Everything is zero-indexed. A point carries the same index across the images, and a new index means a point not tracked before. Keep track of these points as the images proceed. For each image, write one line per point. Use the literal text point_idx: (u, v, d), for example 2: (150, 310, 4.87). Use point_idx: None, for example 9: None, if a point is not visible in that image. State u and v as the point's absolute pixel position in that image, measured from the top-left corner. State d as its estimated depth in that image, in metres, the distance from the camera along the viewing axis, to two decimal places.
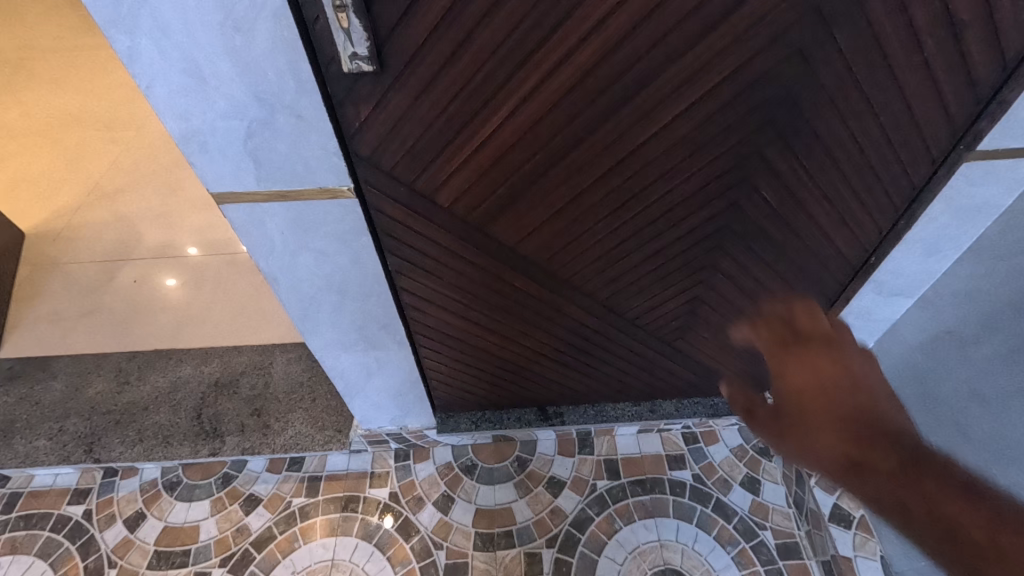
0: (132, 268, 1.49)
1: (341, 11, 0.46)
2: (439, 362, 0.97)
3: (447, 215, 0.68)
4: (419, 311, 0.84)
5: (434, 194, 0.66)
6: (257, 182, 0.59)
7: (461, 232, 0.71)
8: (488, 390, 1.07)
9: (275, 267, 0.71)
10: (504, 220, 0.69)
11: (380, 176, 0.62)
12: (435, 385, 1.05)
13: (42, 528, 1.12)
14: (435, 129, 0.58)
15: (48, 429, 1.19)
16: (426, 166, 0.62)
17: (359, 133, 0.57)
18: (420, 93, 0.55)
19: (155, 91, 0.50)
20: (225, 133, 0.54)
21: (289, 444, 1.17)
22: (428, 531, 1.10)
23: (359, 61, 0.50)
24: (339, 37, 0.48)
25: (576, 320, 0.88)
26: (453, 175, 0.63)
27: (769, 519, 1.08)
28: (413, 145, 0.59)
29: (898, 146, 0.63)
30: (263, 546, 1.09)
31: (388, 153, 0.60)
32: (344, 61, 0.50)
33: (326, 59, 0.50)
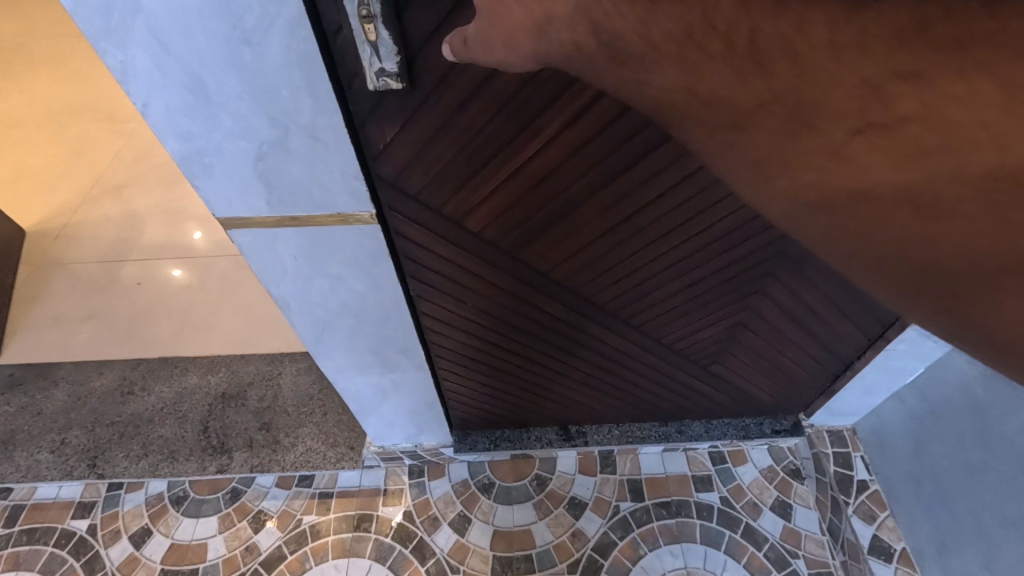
0: (134, 268, 1.44)
1: (369, 22, 0.40)
2: (459, 383, 0.93)
3: (474, 240, 0.63)
4: (440, 334, 0.79)
5: (463, 218, 0.60)
6: (268, 207, 0.53)
7: (489, 258, 0.65)
8: (509, 409, 1.02)
9: (287, 292, 0.65)
10: (537, 247, 0.64)
11: (405, 200, 0.57)
12: (454, 405, 1.00)
13: (46, 543, 1.08)
14: (467, 150, 0.52)
15: (51, 441, 1.15)
16: (455, 190, 0.56)
17: (382, 154, 0.52)
18: (451, 115, 0.49)
19: (153, 109, 0.43)
20: (232, 155, 0.48)
21: (300, 461, 1.13)
22: (444, 553, 1.06)
23: (386, 78, 0.44)
24: (366, 50, 0.42)
25: (607, 345, 0.82)
26: (485, 201, 0.57)
27: (802, 547, 1.03)
28: (443, 167, 0.54)
29: None
30: (273, 566, 1.05)
31: (414, 176, 0.55)
32: (369, 78, 0.44)
33: (349, 75, 0.44)
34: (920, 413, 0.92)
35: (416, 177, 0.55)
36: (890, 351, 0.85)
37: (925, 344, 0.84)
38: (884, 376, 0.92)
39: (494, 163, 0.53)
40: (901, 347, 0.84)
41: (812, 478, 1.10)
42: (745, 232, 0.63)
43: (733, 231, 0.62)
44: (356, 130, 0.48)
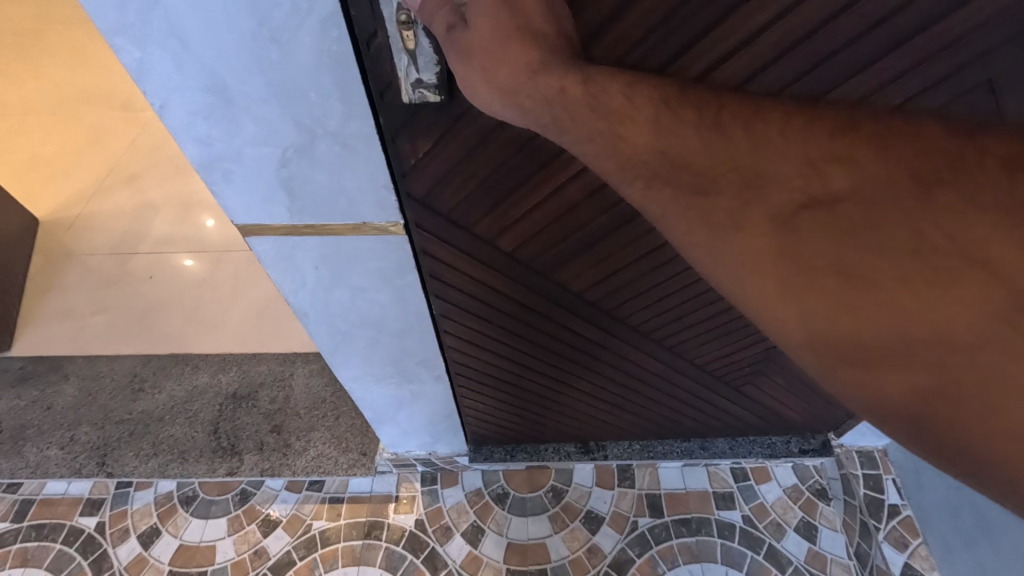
0: (147, 262, 1.42)
1: (408, 28, 0.37)
2: (478, 400, 0.89)
3: (504, 259, 0.59)
4: (462, 351, 0.76)
5: (494, 236, 0.57)
6: (289, 215, 0.50)
7: (519, 276, 0.62)
8: (528, 425, 0.99)
9: (305, 301, 0.62)
10: (571, 268, 0.60)
11: (434, 218, 0.54)
12: (471, 420, 0.97)
13: (54, 540, 1.06)
14: (505, 168, 0.48)
15: (60, 437, 1.14)
16: (485, 209, 0.53)
17: (414, 171, 0.48)
18: (489, 132, 0.45)
19: (170, 110, 0.40)
20: (254, 160, 0.44)
21: (311, 466, 1.11)
22: (456, 564, 1.03)
23: (423, 89, 0.41)
24: (402, 59, 0.38)
25: (636, 365, 0.78)
26: (518, 221, 0.54)
27: (827, 572, 0.99)
28: (476, 185, 0.50)
29: None
30: (282, 571, 1.03)
31: (445, 194, 0.51)
32: (406, 89, 0.40)
33: (382, 86, 0.41)
34: None
35: (446, 193, 0.51)
36: None
37: None
38: None
39: (530, 183, 0.50)
40: None
41: (839, 500, 1.06)
42: None
43: None
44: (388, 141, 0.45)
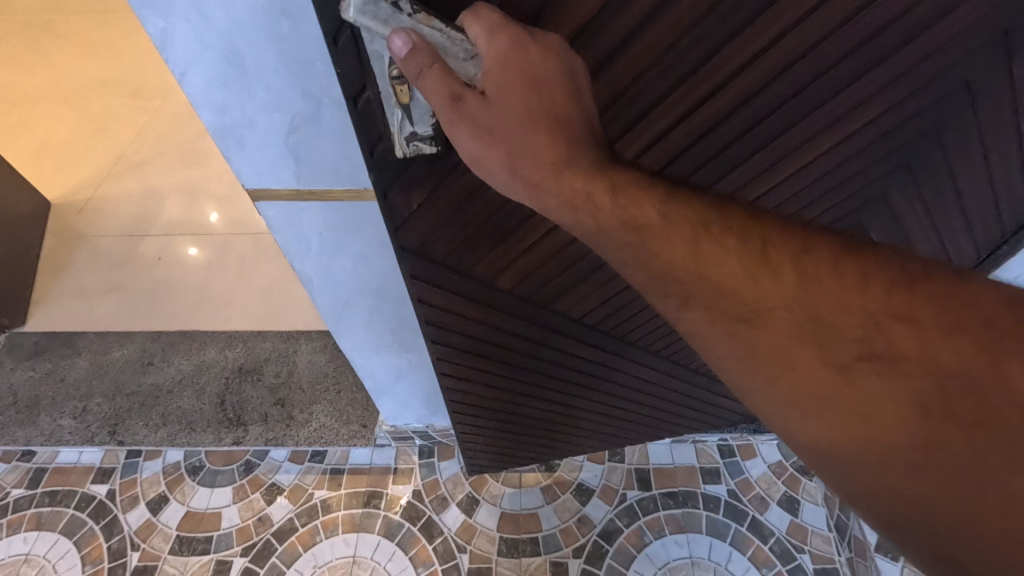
0: (155, 245, 1.46)
1: (402, 84, 0.36)
2: (476, 423, 0.91)
3: (502, 296, 0.62)
4: (461, 378, 0.78)
5: (493, 277, 0.59)
6: (296, 180, 0.54)
7: (517, 309, 0.64)
8: (525, 445, 1.01)
9: (310, 267, 0.66)
10: (569, 298, 0.63)
11: (431, 263, 0.56)
12: (468, 442, 0.98)
13: (68, 505, 1.12)
14: (500, 215, 0.50)
15: (73, 407, 1.18)
16: (485, 252, 0.55)
17: (410, 220, 0.50)
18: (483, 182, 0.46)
19: (190, 79, 0.44)
20: (264, 127, 0.48)
21: (314, 436, 1.15)
22: (451, 532, 1.08)
23: (417, 142, 0.40)
24: (396, 114, 0.38)
25: (632, 374, 0.82)
26: (519, 258, 0.56)
27: (808, 543, 1.04)
28: (473, 232, 0.52)
29: None
30: (286, 537, 1.08)
31: (442, 241, 0.53)
32: (399, 141, 0.40)
33: (378, 138, 0.41)
34: None
35: (445, 241, 0.53)
36: None
37: None
38: None
39: (525, 228, 0.51)
40: None
41: None
42: None
43: None
44: None
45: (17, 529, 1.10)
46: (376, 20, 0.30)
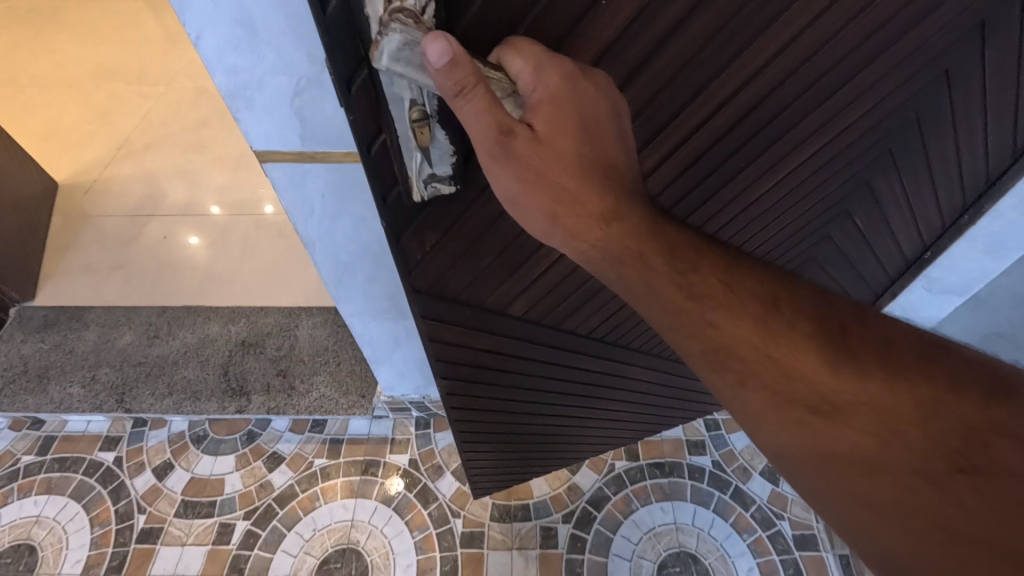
0: (160, 225, 1.50)
1: (423, 125, 0.36)
2: (484, 447, 0.87)
3: (516, 323, 0.62)
4: (471, 409, 0.75)
5: (506, 306, 0.60)
6: (301, 142, 0.58)
7: (531, 335, 0.64)
8: (531, 461, 0.98)
9: (313, 230, 0.70)
10: (578, 315, 0.65)
11: (446, 302, 0.56)
12: (474, 466, 0.94)
13: (76, 471, 1.17)
14: (511, 247, 0.52)
15: (81, 377, 1.22)
16: (499, 283, 0.56)
17: (423, 261, 0.50)
18: (497, 216, 0.48)
19: (204, 42, 0.48)
20: (272, 89, 0.52)
21: (314, 405, 1.18)
22: (446, 499, 1.12)
23: (436, 183, 0.40)
24: (416, 157, 0.38)
25: (637, 378, 0.83)
26: (530, 287, 0.58)
27: (788, 510, 1.08)
28: (485, 266, 0.53)
29: (969, 165, 0.60)
30: (286, 502, 1.12)
31: (456, 277, 0.54)
32: (417, 184, 0.40)
33: (394, 182, 0.41)
34: None
35: (459, 277, 0.54)
36: None
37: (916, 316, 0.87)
38: None
39: (535, 257, 0.54)
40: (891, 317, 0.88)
41: None
42: (780, 246, 0.70)
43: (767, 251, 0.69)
44: None
45: (27, 493, 1.14)
46: (410, 65, 0.30)
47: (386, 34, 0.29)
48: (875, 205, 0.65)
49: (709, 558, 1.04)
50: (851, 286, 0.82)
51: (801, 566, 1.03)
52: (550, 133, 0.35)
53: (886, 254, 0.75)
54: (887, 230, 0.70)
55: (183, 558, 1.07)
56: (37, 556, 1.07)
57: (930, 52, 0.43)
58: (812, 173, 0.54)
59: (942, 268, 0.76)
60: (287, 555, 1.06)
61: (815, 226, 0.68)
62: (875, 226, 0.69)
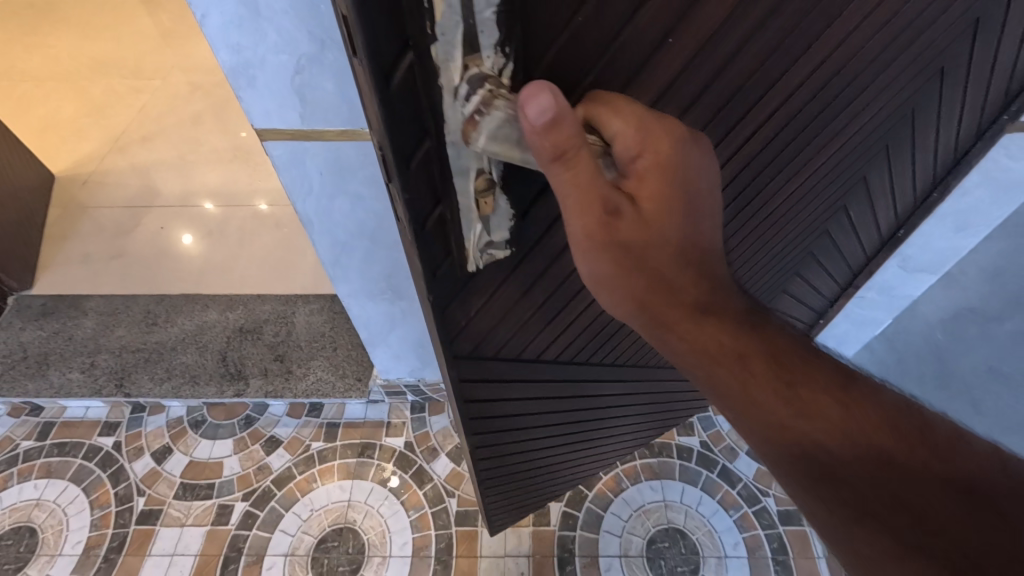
0: (158, 216, 1.52)
1: (488, 195, 0.37)
2: (506, 486, 0.84)
3: (547, 366, 0.63)
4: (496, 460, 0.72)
5: (538, 354, 0.61)
6: (301, 120, 0.60)
7: (560, 374, 0.66)
8: (546, 488, 0.96)
9: (311, 210, 0.73)
10: (600, 349, 0.68)
11: (484, 362, 0.55)
12: (494, 507, 0.90)
13: (75, 456, 1.19)
14: (547, 301, 0.54)
15: (81, 363, 1.24)
16: (535, 334, 0.57)
17: (466, 329, 0.49)
18: (540, 274, 0.50)
19: (210, 21, 0.50)
20: (274, 67, 0.55)
21: (311, 389, 1.20)
22: (441, 479, 1.15)
23: (491, 249, 0.42)
24: (475, 226, 0.39)
25: (647, 387, 0.83)
26: (560, 332, 0.60)
27: (773, 487, 1.12)
28: (523, 321, 0.54)
29: (939, 146, 0.66)
30: (284, 484, 1.14)
31: (496, 337, 0.53)
32: (474, 252, 0.41)
33: (450, 259, 0.41)
34: (886, 361, 1.01)
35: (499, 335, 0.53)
36: (862, 298, 0.93)
37: (895, 295, 0.92)
38: (854, 327, 0.99)
39: (567, 305, 0.56)
40: (873, 297, 0.93)
41: None
42: (782, 251, 0.72)
43: (771, 258, 0.72)
44: None
45: (27, 477, 1.16)
46: (507, 141, 0.31)
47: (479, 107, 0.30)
48: (862, 197, 0.70)
49: (697, 533, 1.07)
50: (841, 274, 0.87)
51: (785, 540, 1.07)
52: (653, 211, 0.35)
53: (870, 239, 0.80)
54: (870, 216, 0.75)
55: (182, 538, 1.09)
56: (38, 538, 1.09)
57: (901, 46, 0.48)
58: (806, 173, 0.58)
59: (915, 246, 0.82)
60: (285, 535, 1.08)
61: (812, 227, 0.71)
62: (861, 215, 0.74)
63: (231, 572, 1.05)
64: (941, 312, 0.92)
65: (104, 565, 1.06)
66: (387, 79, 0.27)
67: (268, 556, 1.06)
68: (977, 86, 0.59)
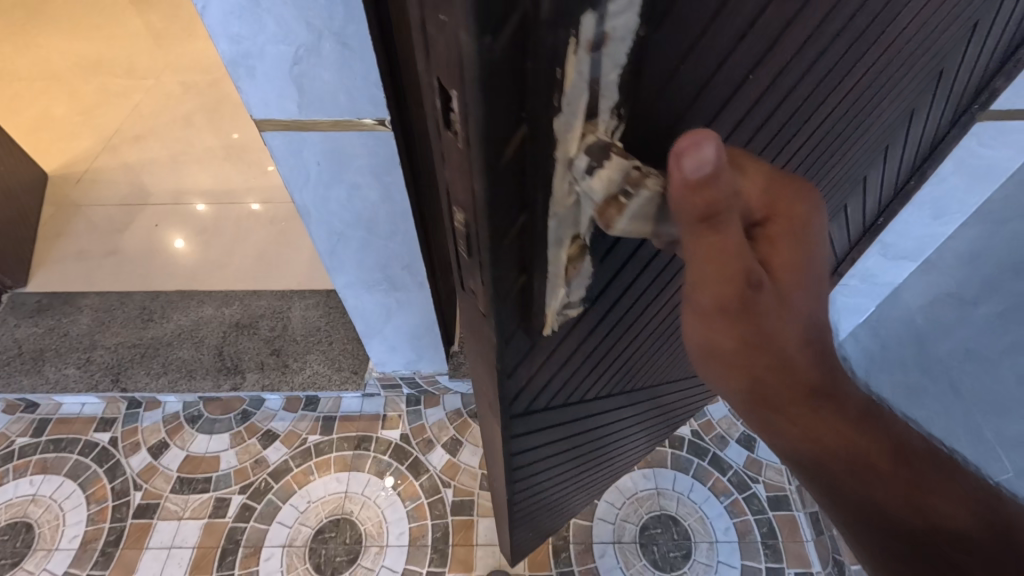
0: (152, 214, 1.53)
1: (575, 261, 0.34)
2: (533, 516, 0.81)
3: (587, 404, 0.61)
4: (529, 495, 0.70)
5: (583, 395, 0.58)
6: (299, 110, 0.62)
7: (597, 408, 0.64)
8: (567, 510, 0.94)
9: (309, 200, 0.74)
10: (633, 379, 0.67)
11: (535, 415, 0.52)
12: (519, 538, 0.87)
13: (71, 452, 1.19)
14: (598, 345, 0.51)
15: (76, 358, 1.24)
16: (583, 378, 0.55)
17: (524, 390, 0.46)
18: (596, 326, 0.47)
19: (211, 12, 0.52)
20: (273, 57, 0.56)
21: (307, 382, 1.22)
22: (437, 470, 1.16)
23: (566, 309, 0.39)
24: (558, 291, 0.36)
25: (666, 397, 0.82)
26: (603, 371, 0.58)
27: (762, 474, 1.14)
28: (575, 370, 0.51)
29: (919, 139, 0.69)
30: (281, 477, 1.15)
31: (549, 391, 0.50)
32: (551, 316, 0.38)
33: (524, 323, 0.37)
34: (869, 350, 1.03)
35: (554, 386, 0.50)
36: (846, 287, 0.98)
37: (875, 283, 0.98)
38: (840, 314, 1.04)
39: (613, 346, 0.54)
40: (856, 285, 0.98)
41: None
42: None
43: None
44: (385, 39, 0.57)
45: (23, 473, 1.16)
46: (650, 219, 0.29)
47: (596, 178, 0.27)
48: (857, 194, 0.72)
49: (689, 519, 1.09)
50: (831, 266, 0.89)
51: (774, 525, 1.09)
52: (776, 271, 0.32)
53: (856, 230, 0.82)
54: (859, 209, 0.77)
55: (180, 531, 1.09)
56: (34, 533, 1.09)
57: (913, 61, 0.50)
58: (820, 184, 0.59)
59: (895, 233, 0.88)
60: (282, 526, 1.09)
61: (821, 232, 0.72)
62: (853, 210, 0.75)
63: (229, 564, 1.06)
64: (921, 298, 0.97)
65: (102, 559, 1.06)
66: (499, 153, 0.25)
67: (265, 547, 1.07)
68: (954, 89, 0.63)
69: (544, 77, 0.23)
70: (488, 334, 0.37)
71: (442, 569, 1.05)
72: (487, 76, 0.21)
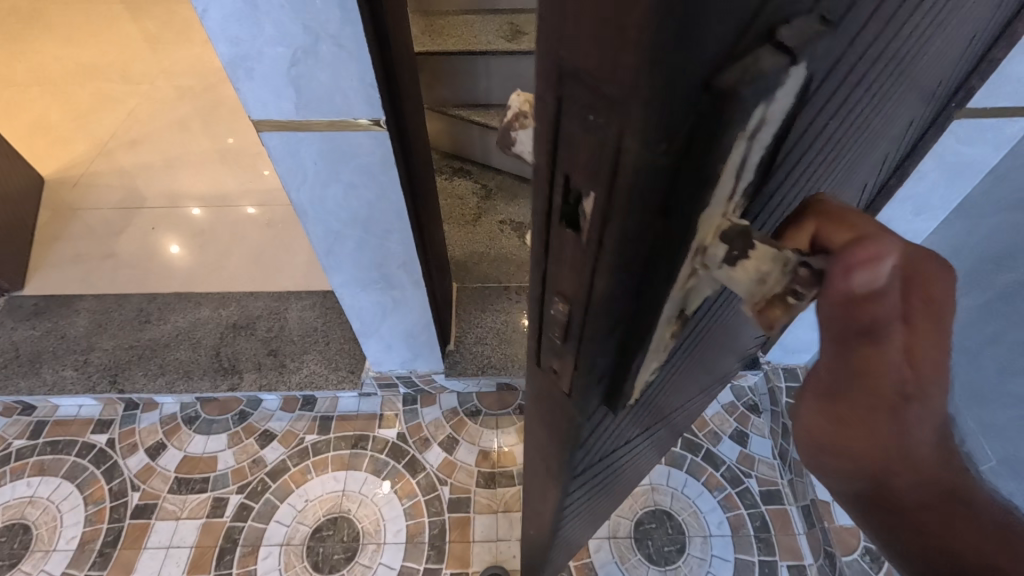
0: (150, 217, 1.54)
1: (677, 339, 0.29)
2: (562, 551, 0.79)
3: (639, 448, 0.57)
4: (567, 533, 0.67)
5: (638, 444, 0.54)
6: (296, 111, 0.63)
7: (644, 449, 0.60)
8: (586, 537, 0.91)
9: (306, 199, 0.76)
10: (681, 415, 0.63)
11: (594, 472, 0.48)
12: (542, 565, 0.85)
13: (69, 453, 1.19)
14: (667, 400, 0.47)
15: (74, 360, 1.24)
16: (645, 430, 0.50)
17: (592, 456, 0.42)
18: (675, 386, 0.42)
19: (210, 15, 0.54)
20: (271, 59, 0.58)
21: (304, 382, 1.23)
22: (433, 468, 1.17)
23: (655, 382, 0.33)
24: (653, 370, 0.31)
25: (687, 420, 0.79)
26: (663, 419, 0.53)
27: (755, 469, 1.16)
28: (641, 426, 0.47)
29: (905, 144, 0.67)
30: (278, 476, 1.16)
31: (612, 450, 0.46)
32: (640, 393, 0.33)
33: (607, 401, 0.32)
34: None
35: (619, 445, 0.45)
36: None
37: None
38: None
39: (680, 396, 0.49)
40: None
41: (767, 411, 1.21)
42: None
43: None
44: (378, 40, 0.59)
45: (20, 475, 1.16)
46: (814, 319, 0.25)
47: (741, 269, 0.22)
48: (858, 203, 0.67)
49: (683, 514, 1.10)
50: None
51: (767, 519, 1.10)
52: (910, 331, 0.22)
53: None
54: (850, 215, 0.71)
55: (178, 531, 1.10)
56: (32, 534, 1.09)
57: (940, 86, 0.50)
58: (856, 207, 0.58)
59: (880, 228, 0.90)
60: (280, 525, 1.10)
61: None
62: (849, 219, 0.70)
63: (227, 563, 1.06)
64: None
65: (99, 559, 1.07)
66: (626, 252, 0.21)
67: (263, 546, 1.08)
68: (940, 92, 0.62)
69: (709, 171, 0.18)
70: (568, 409, 0.33)
71: (439, 565, 1.06)
72: (650, 184, 0.18)
